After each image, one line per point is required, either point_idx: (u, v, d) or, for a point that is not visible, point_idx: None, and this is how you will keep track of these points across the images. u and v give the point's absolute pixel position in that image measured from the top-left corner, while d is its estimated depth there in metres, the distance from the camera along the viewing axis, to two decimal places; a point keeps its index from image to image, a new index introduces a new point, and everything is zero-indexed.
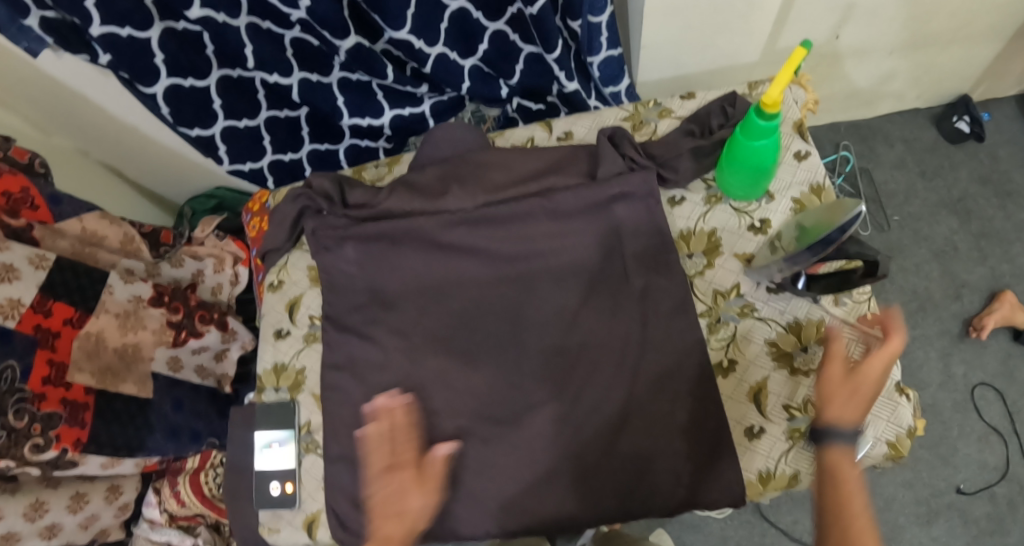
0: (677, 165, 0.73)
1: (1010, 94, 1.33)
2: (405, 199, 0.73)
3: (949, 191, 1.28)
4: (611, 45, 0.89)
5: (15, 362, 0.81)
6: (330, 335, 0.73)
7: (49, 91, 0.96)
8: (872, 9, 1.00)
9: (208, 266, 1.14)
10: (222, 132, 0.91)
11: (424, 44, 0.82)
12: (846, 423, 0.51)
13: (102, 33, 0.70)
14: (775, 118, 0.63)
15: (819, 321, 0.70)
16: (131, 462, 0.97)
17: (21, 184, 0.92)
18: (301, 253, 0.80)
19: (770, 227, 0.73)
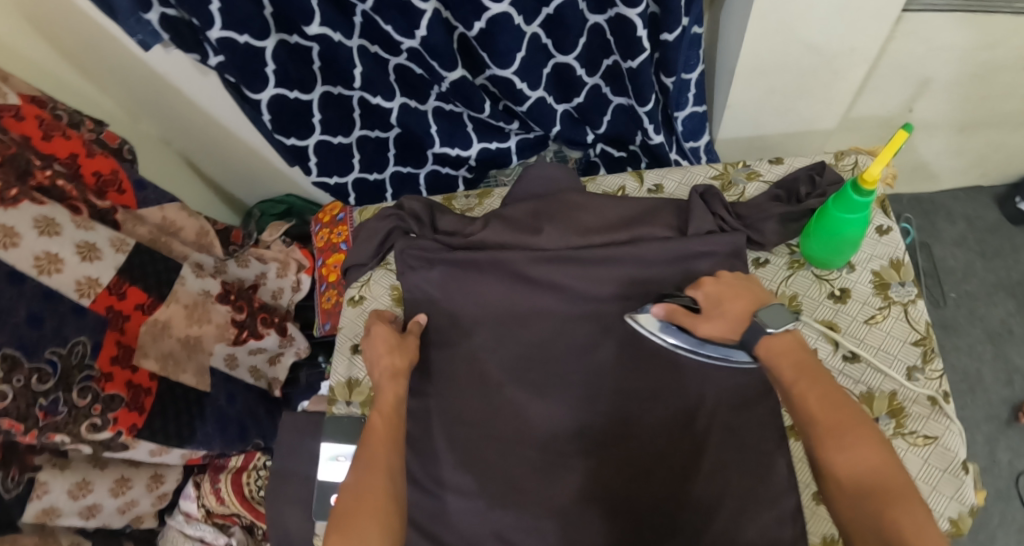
0: (762, 227, 0.74)
1: None
2: (500, 232, 0.75)
3: (1008, 273, 1.25)
4: (697, 101, 0.94)
5: (87, 338, 0.84)
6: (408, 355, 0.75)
7: (146, 79, 1.02)
8: (945, 83, 1.02)
9: (272, 270, 1.18)
10: (315, 145, 0.93)
11: (526, 86, 0.86)
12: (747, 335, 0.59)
13: (220, 36, 0.73)
14: (871, 195, 0.65)
15: (892, 394, 0.71)
16: (177, 452, 0.97)
17: (111, 166, 0.98)
18: (385, 272, 0.83)
19: (849, 296, 0.74)
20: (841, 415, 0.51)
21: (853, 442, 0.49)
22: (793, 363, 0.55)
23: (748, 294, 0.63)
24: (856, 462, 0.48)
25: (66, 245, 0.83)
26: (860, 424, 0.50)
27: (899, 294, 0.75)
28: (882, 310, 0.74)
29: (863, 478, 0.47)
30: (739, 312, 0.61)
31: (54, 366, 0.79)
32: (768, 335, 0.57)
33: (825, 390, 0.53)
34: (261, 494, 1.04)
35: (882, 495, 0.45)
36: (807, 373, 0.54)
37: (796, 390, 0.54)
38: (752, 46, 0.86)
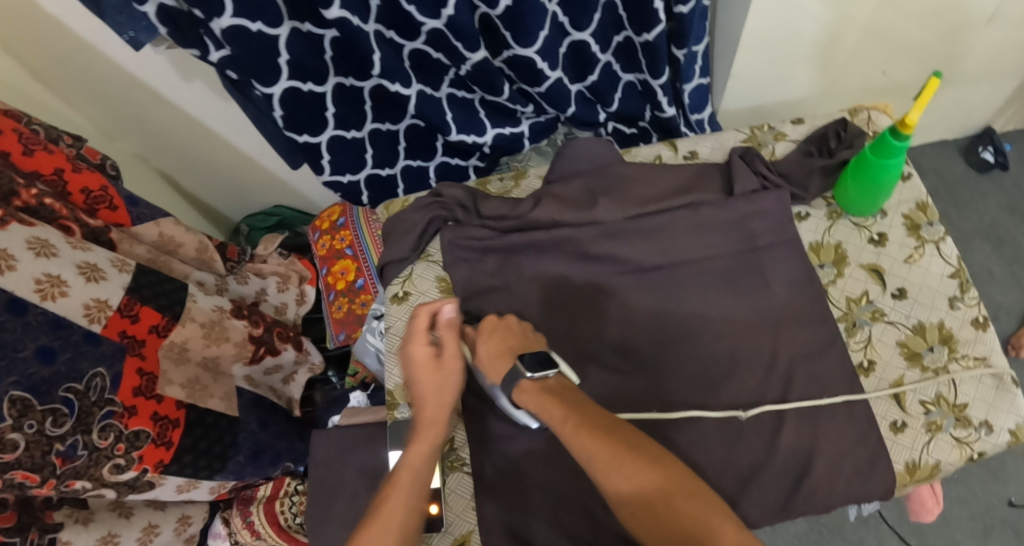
0: (807, 184, 0.77)
1: None
2: (554, 209, 0.73)
3: (981, 219, 1.33)
4: (703, 73, 0.94)
5: (104, 370, 0.77)
6: None
7: (124, 89, 0.96)
8: (921, 46, 1.07)
9: (272, 285, 1.11)
10: (328, 141, 0.87)
11: (546, 66, 0.85)
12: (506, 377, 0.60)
13: (231, 24, 0.67)
14: (907, 138, 0.68)
15: (941, 323, 0.74)
16: (206, 487, 0.90)
17: (100, 182, 0.89)
18: (428, 265, 0.77)
19: (887, 239, 0.78)
20: (598, 435, 0.53)
21: (621, 463, 0.51)
22: (557, 404, 0.56)
23: (518, 339, 0.64)
24: (633, 484, 0.50)
25: (66, 266, 0.75)
26: (617, 434, 0.53)
27: (929, 232, 0.78)
28: (918, 249, 0.77)
29: (647, 497, 0.50)
30: (499, 352, 0.62)
31: (71, 406, 0.72)
32: (527, 381, 0.59)
33: (590, 415, 0.55)
34: (299, 521, 0.97)
35: (650, 484, 0.50)
36: (567, 407, 0.55)
37: (569, 429, 0.54)
38: (756, 18, 0.88)
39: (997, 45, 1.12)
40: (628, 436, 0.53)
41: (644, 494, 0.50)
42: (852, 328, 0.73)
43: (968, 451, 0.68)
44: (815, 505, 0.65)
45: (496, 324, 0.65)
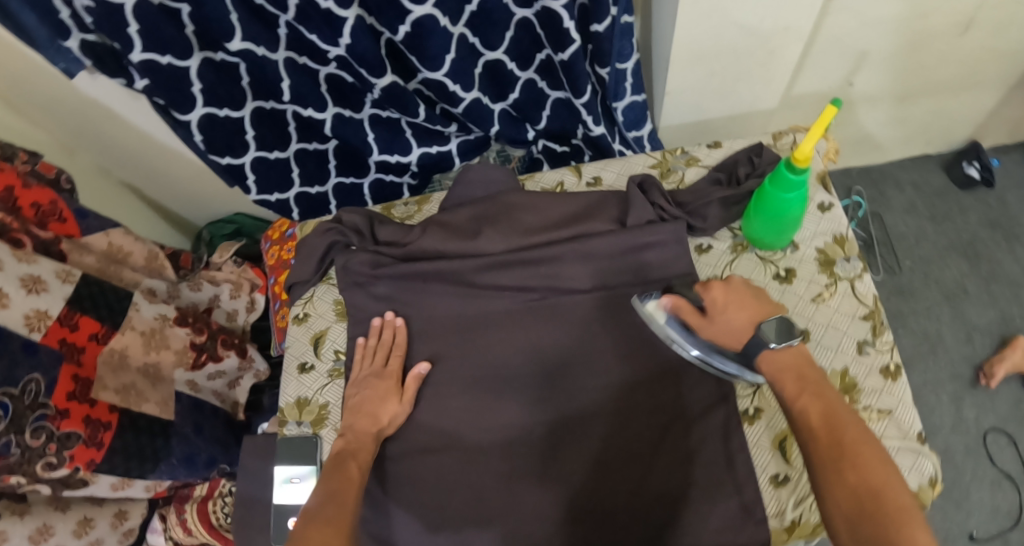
0: (705, 213, 0.74)
1: (1020, 140, 1.32)
2: (436, 238, 0.74)
3: (958, 235, 1.26)
4: (636, 90, 0.92)
5: (41, 376, 0.82)
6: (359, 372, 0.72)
7: (79, 108, 1.01)
8: (887, 54, 1.01)
9: (225, 291, 1.15)
10: (251, 162, 0.90)
11: (460, 88, 0.85)
12: (750, 346, 0.61)
13: (142, 59, 0.71)
14: (804, 172, 0.65)
15: (843, 371, 0.70)
16: (141, 485, 0.96)
17: (49, 197, 0.95)
18: (328, 287, 0.80)
19: (794, 276, 0.75)
20: (839, 413, 0.54)
21: (824, 398, 0.56)
22: (808, 378, 0.57)
23: (753, 300, 0.64)
24: (817, 412, 0.54)
25: (9, 280, 0.81)
26: (846, 416, 0.54)
27: (846, 268, 0.75)
28: (829, 287, 0.74)
29: (831, 423, 0.53)
30: (745, 321, 0.62)
31: (5, 408, 0.77)
32: (771, 351, 0.59)
33: (826, 395, 0.56)
34: (229, 521, 1.03)
35: (867, 460, 0.50)
36: (812, 386, 0.57)
37: (803, 403, 0.56)
38: (684, 32, 0.84)
39: (975, 55, 1.04)
40: (854, 422, 0.54)
41: (826, 421, 0.54)
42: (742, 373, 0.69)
43: None
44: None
45: (723, 293, 0.64)
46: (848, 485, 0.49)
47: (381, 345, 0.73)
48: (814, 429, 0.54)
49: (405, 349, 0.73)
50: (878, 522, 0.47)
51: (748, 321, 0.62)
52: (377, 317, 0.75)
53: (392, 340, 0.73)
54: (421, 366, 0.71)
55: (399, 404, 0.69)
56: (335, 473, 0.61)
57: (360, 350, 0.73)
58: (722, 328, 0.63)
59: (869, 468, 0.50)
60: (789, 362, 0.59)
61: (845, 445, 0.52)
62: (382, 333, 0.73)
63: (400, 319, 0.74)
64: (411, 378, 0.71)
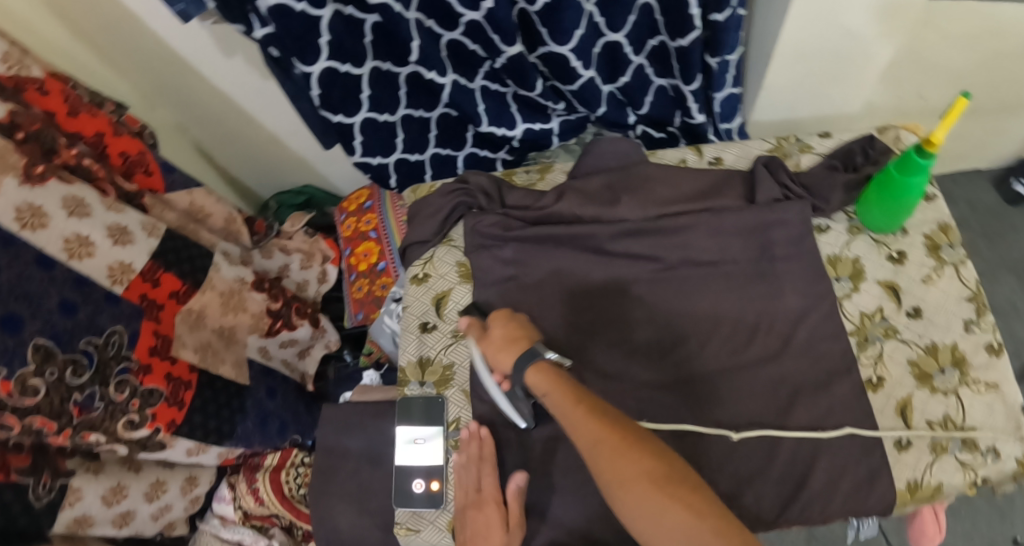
0: (828, 197, 0.77)
1: None
2: (577, 203, 0.75)
3: (1010, 252, 1.32)
4: (734, 82, 0.91)
5: (122, 328, 0.80)
6: None
7: (168, 60, 0.97)
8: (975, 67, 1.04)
9: (295, 261, 1.12)
10: (361, 122, 0.90)
11: (580, 64, 0.85)
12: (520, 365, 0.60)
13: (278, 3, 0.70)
14: (931, 157, 0.68)
15: (954, 345, 0.74)
16: (215, 451, 0.92)
17: (138, 147, 0.92)
18: (449, 249, 0.79)
19: (906, 258, 0.78)
20: (591, 417, 0.54)
21: (595, 413, 0.54)
22: (568, 389, 0.57)
23: (526, 329, 0.64)
24: (591, 429, 0.53)
25: (97, 227, 0.78)
26: (608, 414, 0.55)
27: (948, 254, 0.78)
28: (937, 270, 0.77)
29: (602, 434, 0.52)
30: (507, 344, 0.63)
31: (90, 357, 0.75)
32: (538, 367, 0.59)
33: (591, 403, 0.55)
34: (302, 492, 0.98)
35: (634, 464, 0.50)
36: (574, 393, 0.56)
37: (576, 418, 0.54)
38: (793, 29, 0.85)
39: None
40: (624, 429, 0.53)
41: (603, 433, 0.52)
42: (864, 343, 0.74)
43: (972, 476, 0.68)
44: (813, 516, 0.67)
45: (503, 320, 0.66)
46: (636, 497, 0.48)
47: (473, 464, 0.67)
48: (590, 447, 0.52)
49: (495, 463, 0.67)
50: (672, 507, 0.46)
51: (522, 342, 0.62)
52: (463, 429, 0.69)
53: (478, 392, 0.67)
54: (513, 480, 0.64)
55: (507, 532, 0.62)
56: None
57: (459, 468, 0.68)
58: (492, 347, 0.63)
59: (639, 463, 0.50)
60: (554, 382, 0.58)
61: (617, 455, 0.51)
62: (473, 445, 0.67)
63: (484, 428, 0.68)
64: (511, 501, 0.64)
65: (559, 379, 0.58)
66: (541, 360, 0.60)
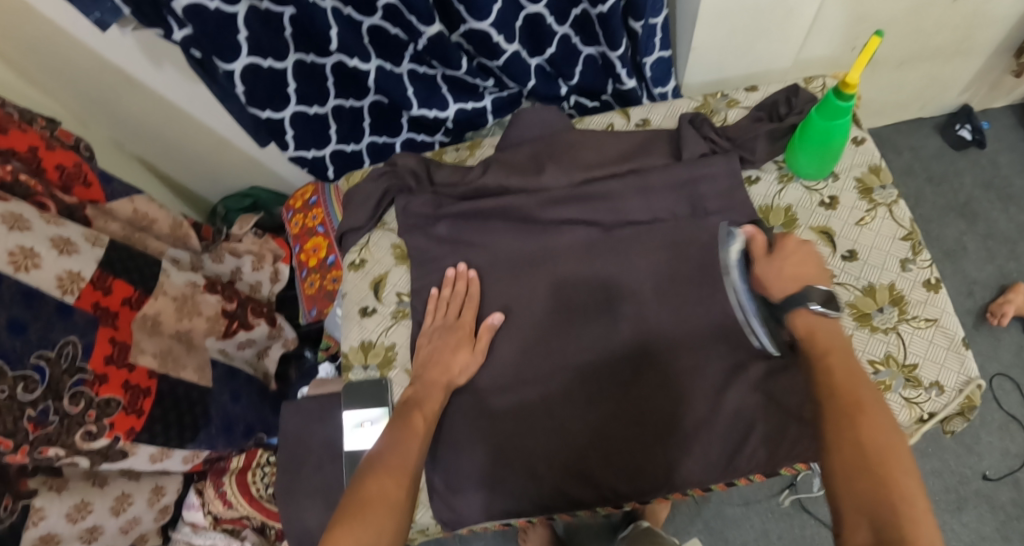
0: (753, 146, 0.78)
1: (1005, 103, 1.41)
2: (501, 174, 0.76)
3: (955, 195, 1.33)
4: (664, 45, 0.92)
5: (76, 338, 0.79)
6: (428, 306, 0.73)
7: (95, 73, 0.97)
8: (907, 17, 1.04)
9: (247, 263, 1.12)
10: (291, 116, 0.90)
11: (502, 39, 0.85)
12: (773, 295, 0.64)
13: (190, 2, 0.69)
14: (851, 98, 0.69)
15: (892, 285, 0.74)
16: (179, 456, 0.94)
17: (74, 159, 0.92)
18: (384, 232, 0.80)
19: (838, 203, 0.78)
20: (839, 371, 0.54)
21: (852, 373, 0.54)
22: (834, 340, 0.57)
23: (813, 265, 0.64)
24: (840, 381, 0.53)
25: (40, 240, 0.77)
26: (858, 376, 0.54)
27: (882, 196, 0.79)
28: (870, 212, 0.78)
29: (840, 388, 0.52)
30: (793, 275, 0.63)
31: (42, 373, 0.74)
32: (809, 309, 0.60)
33: (857, 366, 0.54)
34: (270, 491, 1.01)
35: (868, 430, 0.48)
36: (837, 348, 0.57)
37: (825, 357, 0.56)
38: None
39: (974, 20, 1.09)
40: (873, 396, 0.51)
41: (840, 388, 0.52)
42: None
43: (917, 412, 0.69)
44: (760, 462, 0.67)
45: (796, 247, 0.65)
46: (847, 450, 0.48)
47: (455, 297, 0.73)
48: (832, 391, 0.53)
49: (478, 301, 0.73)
50: (870, 478, 0.45)
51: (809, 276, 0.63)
52: (449, 270, 0.74)
53: (466, 291, 0.73)
54: (494, 318, 0.71)
55: (471, 355, 0.70)
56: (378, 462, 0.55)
57: (435, 300, 0.73)
58: (767, 272, 0.64)
59: (879, 431, 0.48)
60: (821, 327, 0.59)
61: (845, 407, 0.51)
62: (460, 282, 0.73)
63: (473, 272, 0.74)
64: (484, 332, 0.71)
65: (811, 331, 0.59)
66: (495, 317, 0.71)
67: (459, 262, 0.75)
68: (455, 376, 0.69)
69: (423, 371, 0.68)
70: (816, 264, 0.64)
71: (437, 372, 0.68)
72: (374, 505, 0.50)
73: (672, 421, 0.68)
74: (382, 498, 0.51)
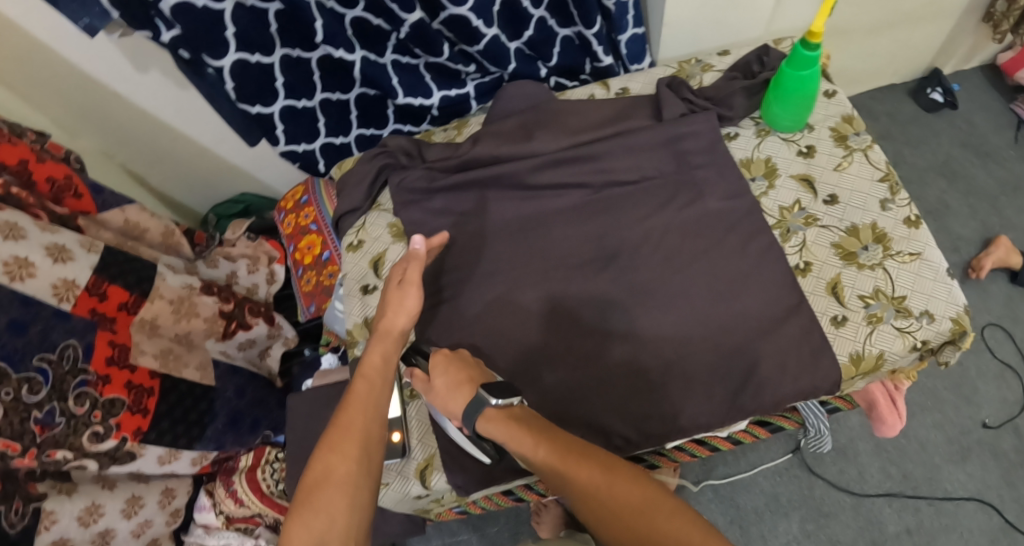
0: (731, 103, 0.82)
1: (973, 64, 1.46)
2: (493, 145, 0.79)
3: (934, 155, 1.37)
4: (637, 23, 0.95)
5: (76, 341, 0.79)
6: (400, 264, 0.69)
7: (83, 87, 0.99)
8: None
9: (242, 267, 1.12)
10: (280, 111, 0.92)
11: (482, 23, 0.87)
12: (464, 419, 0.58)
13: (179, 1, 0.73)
14: (817, 47, 0.73)
15: (874, 224, 0.77)
16: (188, 457, 0.94)
17: (65, 171, 0.92)
18: (379, 213, 0.81)
19: (816, 151, 0.81)
20: (582, 473, 0.52)
21: (598, 474, 0.52)
22: (524, 431, 0.54)
23: (473, 370, 0.62)
24: (605, 496, 0.51)
25: (34, 249, 0.77)
26: (574, 446, 0.54)
27: (857, 142, 0.82)
28: (847, 158, 0.81)
29: (606, 505, 0.50)
30: (457, 389, 0.59)
31: (46, 374, 0.75)
32: (492, 408, 0.55)
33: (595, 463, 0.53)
34: (281, 487, 1.00)
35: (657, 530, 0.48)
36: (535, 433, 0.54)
37: (554, 466, 0.52)
38: None
39: None
40: (635, 492, 0.51)
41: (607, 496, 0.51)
42: (786, 233, 0.77)
43: (910, 340, 0.71)
44: (766, 398, 0.69)
45: (445, 364, 0.61)
46: None
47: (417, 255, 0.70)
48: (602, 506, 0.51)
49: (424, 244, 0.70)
50: None
51: (462, 380, 0.59)
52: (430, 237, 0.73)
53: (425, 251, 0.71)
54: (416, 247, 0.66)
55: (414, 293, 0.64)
56: (328, 443, 0.52)
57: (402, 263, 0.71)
58: (443, 394, 0.60)
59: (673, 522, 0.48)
60: (521, 433, 0.54)
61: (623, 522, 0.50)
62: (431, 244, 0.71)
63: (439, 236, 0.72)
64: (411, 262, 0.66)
65: (519, 436, 0.54)
66: (415, 243, 0.66)
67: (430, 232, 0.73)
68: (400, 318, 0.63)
69: (376, 324, 0.64)
70: (466, 373, 0.60)
71: (389, 321, 0.63)
72: (323, 486, 0.49)
73: (676, 369, 0.70)
74: (329, 474, 0.50)
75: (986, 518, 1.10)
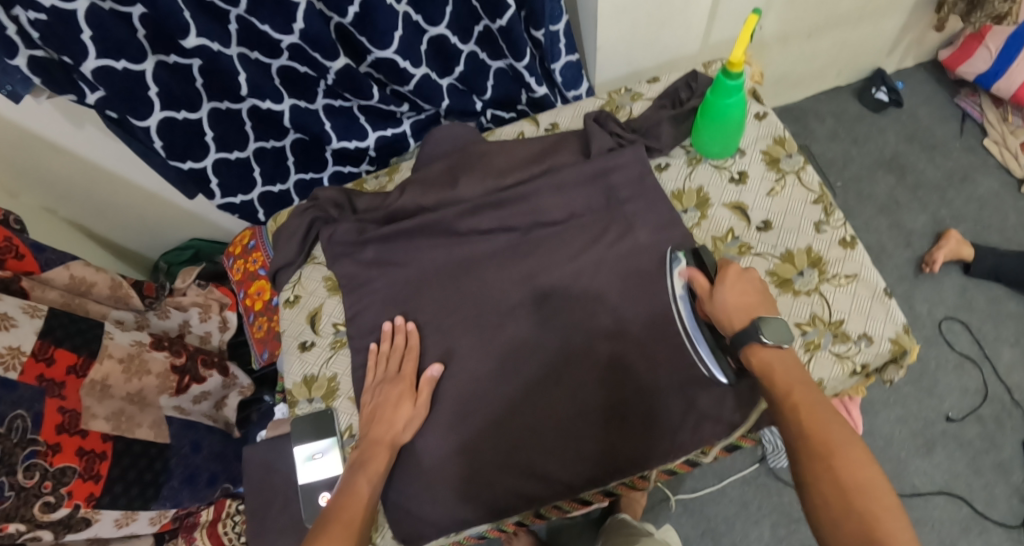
0: (659, 132, 0.82)
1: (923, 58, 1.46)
2: (416, 195, 0.79)
3: (881, 153, 1.38)
4: (570, 50, 0.95)
5: (25, 411, 0.78)
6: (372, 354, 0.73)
7: (19, 145, 0.97)
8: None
9: (194, 315, 1.13)
10: (213, 163, 0.91)
11: (409, 64, 0.86)
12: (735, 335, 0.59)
13: (97, 66, 0.70)
14: (739, 77, 0.72)
15: (808, 248, 0.77)
16: (145, 517, 0.93)
17: (4, 234, 0.88)
18: (314, 266, 0.82)
19: (747, 177, 0.81)
20: (815, 414, 0.52)
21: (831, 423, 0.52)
22: (789, 367, 0.56)
23: (761, 295, 0.61)
24: (834, 436, 0.51)
25: None
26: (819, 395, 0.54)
27: (790, 164, 0.82)
28: (779, 182, 0.81)
29: (826, 443, 0.50)
30: (741, 306, 0.60)
31: None
32: (760, 343, 0.57)
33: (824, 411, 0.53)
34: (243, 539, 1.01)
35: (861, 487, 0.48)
36: (801, 372, 0.56)
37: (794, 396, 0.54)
38: None
39: None
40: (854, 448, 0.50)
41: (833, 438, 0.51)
42: (719, 264, 0.77)
43: (849, 365, 0.71)
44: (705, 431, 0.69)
45: (742, 279, 0.62)
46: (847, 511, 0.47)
47: (395, 352, 0.73)
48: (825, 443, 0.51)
49: (417, 352, 0.73)
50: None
51: (756, 306, 0.60)
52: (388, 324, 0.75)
53: (404, 344, 0.73)
54: (432, 370, 0.71)
55: (413, 407, 0.69)
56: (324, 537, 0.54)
57: (374, 353, 0.73)
58: (716, 311, 0.62)
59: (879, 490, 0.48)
60: (778, 363, 0.56)
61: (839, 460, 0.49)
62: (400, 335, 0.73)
63: (411, 323, 0.74)
64: (423, 383, 0.71)
65: (774, 366, 0.57)
66: (432, 369, 0.71)
67: (394, 315, 0.75)
68: (399, 430, 0.68)
69: (367, 430, 0.68)
70: (756, 296, 0.61)
71: (386, 431, 0.67)
72: None
73: (615, 410, 0.70)
74: None
75: (955, 509, 1.10)
